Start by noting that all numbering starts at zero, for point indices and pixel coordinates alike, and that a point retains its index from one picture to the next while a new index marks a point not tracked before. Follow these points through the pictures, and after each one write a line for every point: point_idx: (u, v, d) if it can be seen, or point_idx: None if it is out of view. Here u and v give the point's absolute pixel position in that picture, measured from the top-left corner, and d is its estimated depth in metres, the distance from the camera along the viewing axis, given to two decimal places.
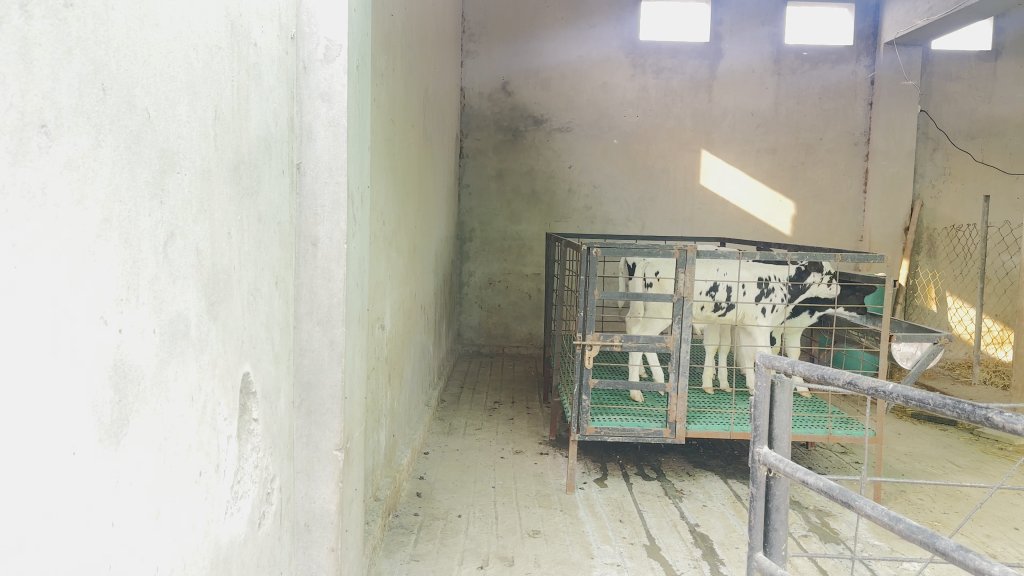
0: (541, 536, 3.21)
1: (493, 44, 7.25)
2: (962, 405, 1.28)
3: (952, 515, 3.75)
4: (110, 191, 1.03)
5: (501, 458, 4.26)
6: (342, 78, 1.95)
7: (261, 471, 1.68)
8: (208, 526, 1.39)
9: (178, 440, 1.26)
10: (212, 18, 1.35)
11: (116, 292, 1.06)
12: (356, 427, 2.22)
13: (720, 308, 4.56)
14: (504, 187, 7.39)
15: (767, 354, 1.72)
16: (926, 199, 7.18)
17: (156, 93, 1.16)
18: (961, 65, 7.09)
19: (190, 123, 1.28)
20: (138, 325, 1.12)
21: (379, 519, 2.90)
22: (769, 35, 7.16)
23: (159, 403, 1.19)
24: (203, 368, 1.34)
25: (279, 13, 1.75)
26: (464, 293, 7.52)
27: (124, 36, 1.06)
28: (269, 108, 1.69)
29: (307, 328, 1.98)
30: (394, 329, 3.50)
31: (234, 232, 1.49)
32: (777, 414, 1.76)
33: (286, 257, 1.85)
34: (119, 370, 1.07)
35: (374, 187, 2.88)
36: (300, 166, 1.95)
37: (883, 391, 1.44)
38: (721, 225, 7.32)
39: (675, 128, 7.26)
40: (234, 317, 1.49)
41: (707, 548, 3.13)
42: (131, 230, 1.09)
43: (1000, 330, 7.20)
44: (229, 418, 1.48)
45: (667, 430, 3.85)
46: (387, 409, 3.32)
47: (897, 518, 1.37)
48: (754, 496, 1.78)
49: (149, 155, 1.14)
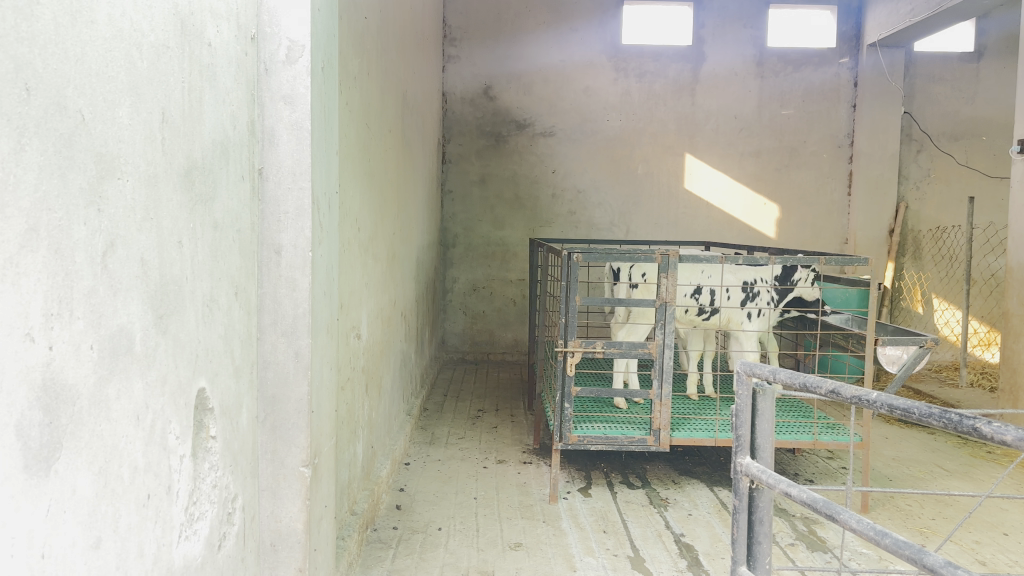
0: (523, 548, 3.14)
1: (475, 48, 7.21)
2: (948, 415, 1.22)
3: (941, 522, 3.72)
4: (37, 199, 0.96)
5: (483, 468, 4.19)
6: (305, 80, 1.89)
7: (220, 491, 1.60)
8: (159, 552, 1.31)
9: (122, 462, 1.18)
10: (157, 15, 1.28)
11: (45, 307, 0.98)
12: (326, 441, 2.15)
13: (704, 312, 4.49)
14: (488, 192, 7.34)
15: (748, 362, 1.66)
16: (910, 201, 7.20)
17: (92, 93, 1.08)
18: (943, 66, 7.12)
19: (133, 126, 1.21)
20: (72, 342, 1.04)
21: (355, 534, 2.82)
22: (751, 37, 7.15)
23: (99, 423, 1.11)
24: (149, 386, 1.27)
25: (237, 13, 1.68)
26: (448, 300, 7.46)
27: (52, 33, 1.00)
28: (224, 111, 1.61)
29: (271, 340, 1.91)
30: (371, 337, 3.42)
31: (186, 241, 1.41)
32: (759, 423, 1.69)
33: (246, 266, 1.78)
34: (49, 390, 0.99)
35: (348, 195, 2.83)
36: (262, 171, 1.88)
37: (866, 400, 1.38)
38: (706, 228, 7.30)
39: (659, 131, 7.23)
40: (186, 329, 1.41)
41: (692, 559, 3.07)
42: (63, 241, 1.02)
43: (987, 332, 7.23)
44: (183, 437, 1.40)
45: (651, 438, 3.80)
46: (365, 420, 3.25)
47: (883, 532, 1.30)
48: (736, 509, 1.72)
49: (83, 160, 1.06)
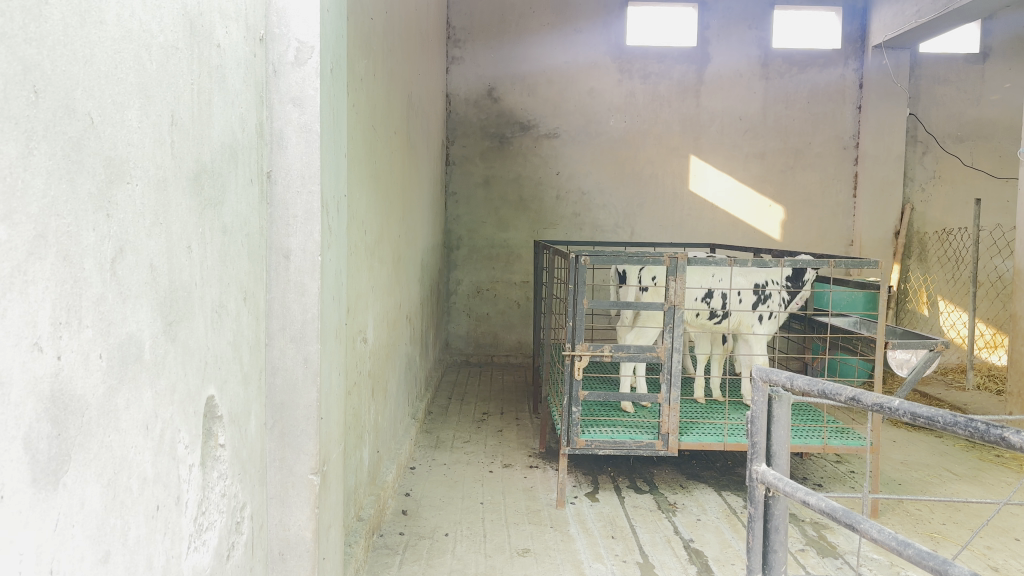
0: (531, 554, 3.11)
1: (478, 49, 7.19)
2: (973, 423, 1.18)
3: (952, 527, 3.69)
4: (45, 205, 0.93)
5: (489, 472, 4.16)
6: (314, 81, 1.86)
7: (229, 500, 1.57)
8: (168, 564, 1.29)
9: (132, 473, 1.15)
10: (166, 15, 1.26)
11: (53, 316, 0.95)
12: (334, 447, 2.12)
13: (715, 316, 4.46)
14: (492, 194, 7.32)
15: (764, 367, 1.63)
16: (916, 203, 7.16)
17: (101, 96, 1.06)
18: (949, 67, 7.08)
19: (143, 129, 1.18)
20: (81, 352, 1.01)
21: (362, 540, 2.80)
22: (756, 39, 7.12)
23: (108, 434, 1.08)
24: (159, 395, 1.24)
25: (246, 13, 1.65)
26: (451, 302, 7.44)
27: (60, 34, 0.97)
28: (234, 113, 1.59)
29: (279, 345, 1.88)
30: (377, 340, 3.40)
31: (196, 246, 1.39)
32: (775, 430, 1.66)
33: (255, 271, 1.75)
34: (58, 401, 0.96)
35: (354, 196, 2.80)
36: (271, 174, 1.85)
37: (888, 407, 1.34)
38: (710, 230, 7.27)
39: (663, 133, 7.20)
40: (195, 336, 1.38)
41: (702, 565, 3.04)
42: (71, 247, 0.99)
43: (993, 334, 7.20)
44: (192, 446, 1.37)
45: (659, 443, 3.76)
46: (371, 425, 3.22)
47: (905, 542, 1.27)
48: (752, 517, 1.68)
49: (92, 164, 1.04)
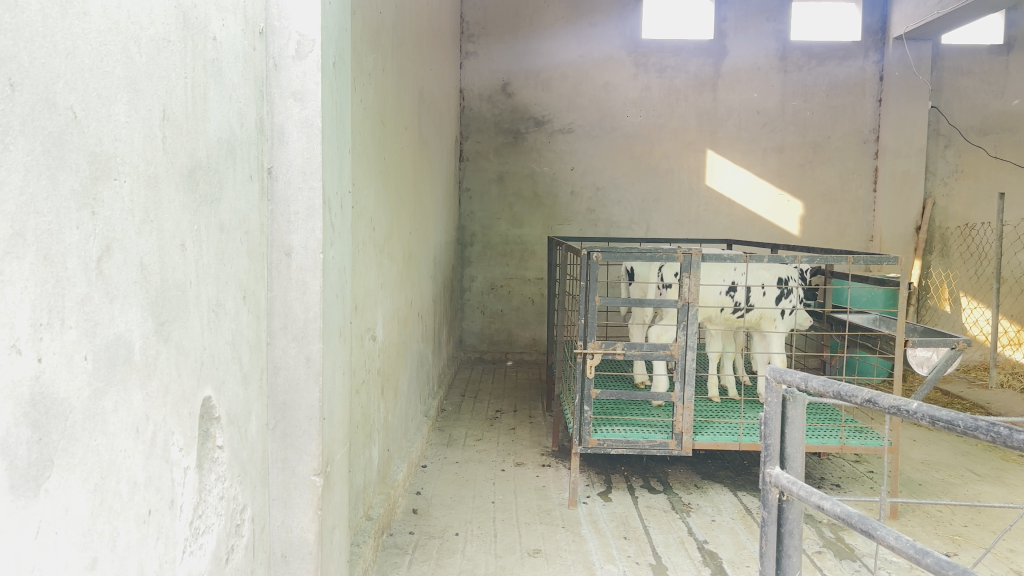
0: (541, 555, 3.07)
1: (492, 44, 7.14)
2: (997, 428, 1.10)
3: (974, 529, 3.59)
4: (22, 202, 0.90)
5: (501, 471, 4.12)
6: (315, 76, 1.82)
7: (228, 503, 1.55)
8: (162, 567, 1.26)
9: (121, 477, 1.12)
10: (156, 6, 1.22)
11: (33, 317, 0.92)
12: (338, 447, 2.09)
13: (739, 310, 4.37)
14: (505, 190, 7.27)
15: (778, 367, 1.56)
16: (938, 197, 7.01)
17: (85, 89, 1.02)
18: (972, 59, 6.91)
19: (131, 124, 1.15)
20: (64, 353, 0.99)
21: (371, 540, 2.76)
22: (774, 31, 7.00)
23: (94, 438, 1.05)
24: (150, 396, 1.21)
25: (243, 7, 1.62)
26: (465, 298, 7.41)
27: (39, 25, 0.93)
28: (231, 107, 1.55)
29: (281, 344, 1.85)
30: (387, 338, 3.36)
31: (190, 244, 1.35)
32: (789, 432, 1.59)
33: (255, 269, 1.72)
34: (38, 405, 0.93)
35: (362, 192, 2.78)
36: (271, 170, 1.82)
37: (906, 410, 1.27)
38: (727, 226, 7.17)
39: (680, 127, 7.11)
40: (190, 336, 1.35)
41: (716, 567, 2.98)
42: (53, 246, 0.96)
43: (1017, 332, 7.05)
44: (187, 448, 1.34)
45: (673, 442, 3.70)
46: (380, 424, 3.20)
47: (924, 550, 1.19)
48: (765, 521, 1.61)
49: (75, 159, 1.00)
